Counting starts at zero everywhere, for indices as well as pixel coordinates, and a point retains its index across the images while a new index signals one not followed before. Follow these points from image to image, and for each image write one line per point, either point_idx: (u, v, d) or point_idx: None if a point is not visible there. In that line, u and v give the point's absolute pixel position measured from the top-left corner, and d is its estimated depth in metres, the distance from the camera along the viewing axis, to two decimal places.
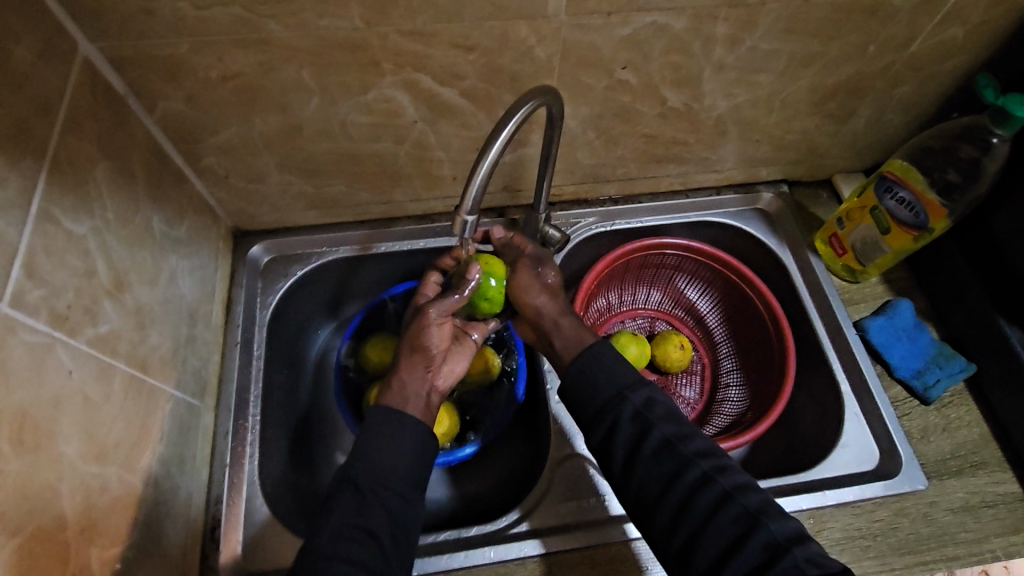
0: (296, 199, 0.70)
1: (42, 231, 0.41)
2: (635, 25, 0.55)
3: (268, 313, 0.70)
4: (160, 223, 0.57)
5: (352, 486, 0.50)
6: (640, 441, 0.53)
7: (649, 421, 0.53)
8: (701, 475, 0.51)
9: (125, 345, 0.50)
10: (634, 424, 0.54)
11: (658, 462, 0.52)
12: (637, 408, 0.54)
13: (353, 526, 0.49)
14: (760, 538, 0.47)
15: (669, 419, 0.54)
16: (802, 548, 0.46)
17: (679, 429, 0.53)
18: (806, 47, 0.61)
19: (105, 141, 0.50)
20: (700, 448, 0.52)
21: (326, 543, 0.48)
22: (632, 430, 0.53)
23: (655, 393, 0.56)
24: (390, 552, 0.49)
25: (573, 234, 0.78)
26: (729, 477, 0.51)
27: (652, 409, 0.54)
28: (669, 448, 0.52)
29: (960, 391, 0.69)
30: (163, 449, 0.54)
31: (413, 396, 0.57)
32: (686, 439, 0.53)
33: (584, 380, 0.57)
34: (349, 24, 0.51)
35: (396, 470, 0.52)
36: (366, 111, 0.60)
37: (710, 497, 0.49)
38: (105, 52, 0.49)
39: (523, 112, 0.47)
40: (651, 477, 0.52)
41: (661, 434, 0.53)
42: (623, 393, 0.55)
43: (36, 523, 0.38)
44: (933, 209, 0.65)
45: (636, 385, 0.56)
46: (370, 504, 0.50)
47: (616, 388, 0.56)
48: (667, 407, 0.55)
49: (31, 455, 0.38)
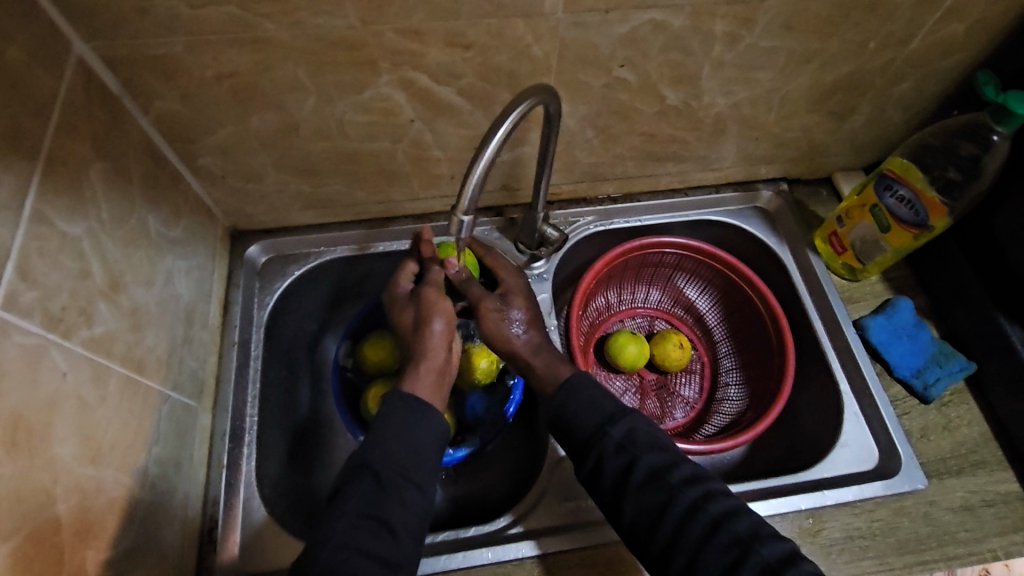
0: (293, 199, 0.70)
1: (35, 232, 0.41)
2: (633, 22, 0.55)
3: (265, 312, 0.70)
4: (156, 224, 0.57)
5: (369, 475, 0.50)
6: (626, 472, 0.53)
7: (634, 451, 0.53)
8: (690, 504, 0.50)
9: (120, 346, 0.49)
10: (620, 455, 0.53)
11: (647, 493, 0.52)
12: (620, 440, 0.54)
13: (370, 518, 0.48)
14: (752, 565, 0.47)
15: (655, 448, 0.54)
16: (796, 569, 0.46)
17: (664, 457, 0.53)
18: (805, 45, 0.60)
19: (100, 140, 0.50)
20: (687, 475, 0.52)
21: (342, 534, 0.47)
22: (618, 461, 0.53)
23: (638, 421, 0.55)
24: (403, 544, 0.49)
25: (572, 233, 0.78)
26: (718, 503, 0.50)
27: (635, 438, 0.54)
28: (655, 478, 0.52)
29: (960, 390, 0.68)
30: (160, 450, 0.53)
31: (437, 376, 0.56)
32: (673, 466, 0.53)
33: (567, 414, 0.56)
34: (344, 23, 0.50)
35: (415, 462, 0.51)
36: (363, 110, 0.59)
37: (700, 526, 0.49)
38: (99, 51, 0.49)
39: (520, 111, 0.47)
40: (641, 507, 0.52)
41: (646, 465, 0.52)
42: (606, 424, 0.55)
43: (31, 526, 0.37)
44: (934, 207, 0.64)
45: (617, 415, 0.55)
46: (387, 499, 0.49)
47: (599, 418, 0.55)
48: (651, 433, 0.55)
49: (25, 458, 0.38)
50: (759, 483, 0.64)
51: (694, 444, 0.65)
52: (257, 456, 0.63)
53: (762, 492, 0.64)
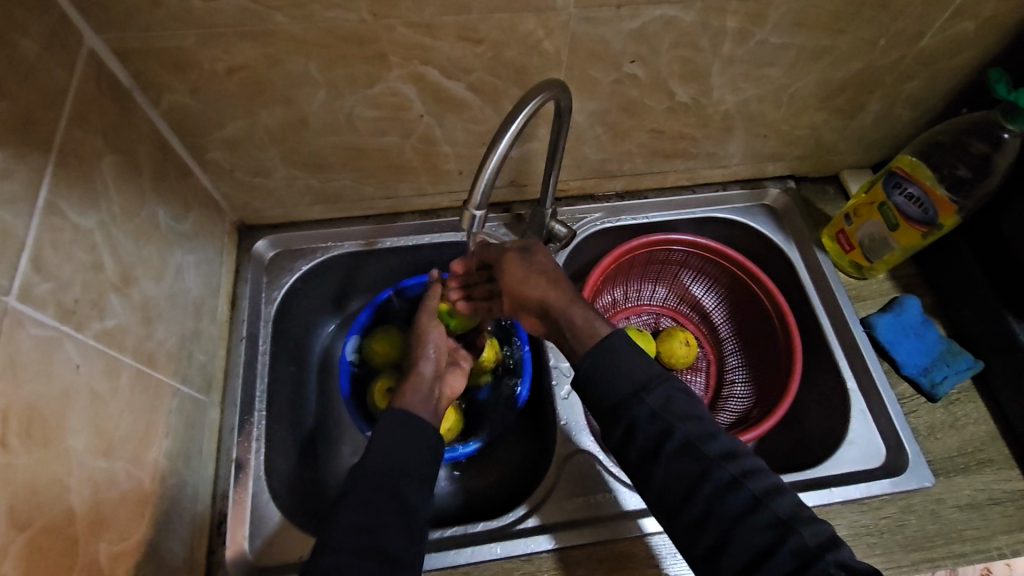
0: (301, 193, 0.70)
1: (49, 224, 0.41)
2: (644, 18, 0.54)
3: (273, 308, 0.70)
4: (166, 217, 0.57)
5: (364, 480, 0.50)
6: (661, 442, 0.51)
7: (669, 420, 0.52)
8: (726, 478, 0.49)
9: (131, 340, 0.49)
10: (654, 422, 0.52)
11: (681, 463, 0.50)
12: (655, 407, 0.52)
13: (368, 515, 0.48)
14: (788, 545, 0.45)
15: (692, 418, 0.52)
16: (835, 554, 0.44)
17: (702, 429, 0.51)
18: (815, 42, 0.60)
19: (112, 133, 0.50)
20: (725, 449, 0.50)
21: (341, 536, 0.47)
22: (652, 429, 0.52)
23: (676, 389, 0.53)
24: (399, 539, 0.48)
25: (579, 229, 0.78)
26: (758, 479, 0.49)
27: (671, 407, 0.52)
28: (690, 449, 0.50)
29: (967, 387, 0.68)
30: (170, 444, 0.53)
31: (423, 395, 0.59)
32: (710, 439, 0.51)
33: (599, 377, 0.54)
34: (356, 16, 0.50)
35: (410, 462, 0.52)
36: (373, 105, 0.59)
37: (737, 502, 0.48)
38: (111, 44, 0.49)
39: (531, 106, 0.47)
40: (670, 479, 0.50)
41: (682, 435, 0.51)
42: (642, 388, 0.53)
43: (45, 517, 0.37)
44: (942, 205, 0.64)
45: (652, 382, 0.53)
46: (382, 494, 0.50)
47: (633, 384, 0.53)
48: (688, 402, 0.53)
49: (40, 449, 0.38)
50: None
51: None
52: (266, 451, 0.63)
53: None
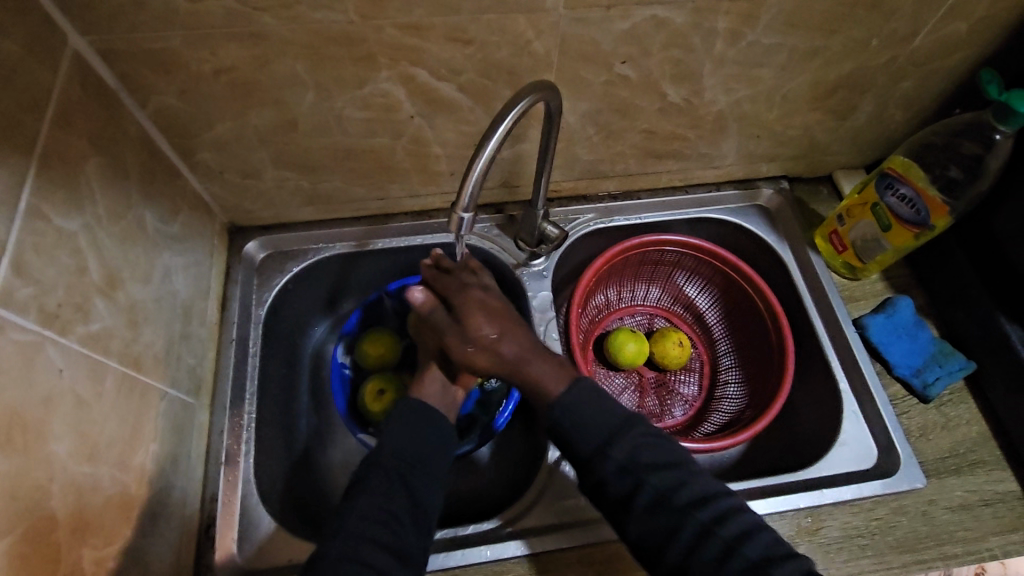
0: (292, 194, 0.69)
1: (31, 228, 0.41)
2: (634, 19, 0.54)
3: (264, 309, 0.69)
4: (154, 219, 0.57)
5: (380, 469, 0.52)
6: (631, 496, 0.52)
7: (638, 473, 0.52)
8: (700, 527, 0.50)
9: (118, 343, 0.49)
10: (624, 478, 0.52)
11: (653, 515, 0.51)
12: (623, 461, 0.53)
13: (381, 510, 0.49)
14: None
15: (659, 468, 0.52)
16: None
17: (671, 479, 0.52)
18: (807, 42, 0.60)
19: (97, 136, 0.49)
20: (695, 496, 0.51)
21: (355, 526, 0.48)
22: (622, 483, 0.52)
23: (641, 438, 0.54)
24: (409, 534, 0.50)
25: (572, 230, 0.77)
26: (729, 525, 0.50)
27: (638, 459, 0.53)
28: (660, 501, 0.51)
29: (959, 388, 0.68)
30: (157, 448, 0.53)
31: (442, 384, 0.60)
32: (679, 487, 0.52)
33: (567, 435, 0.55)
34: (343, 17, 0.50)
35: (427, 459, 0.53)
36: (363, 106, 0.59)
37: (712, 550, 0.49)
38: (96, 45, 0.49)
39: (520, 108, 0.47)
40: (648, 528, 0.51)
41: (653, 486, 0.51)
42: (608, 442, 0.53)
43: (27, 524, 0.37)
44: (934, 206, 0.64)
45: (618, 434, 0.54)
46: (396, 490, 0.51)
47: (598, 438, 0.54)
48: (654, 449, 0.53)
49: (20, 455, 0.37)
50: (758, 481, 0.64)
51: (694, 442, 0.65)
52: (256, 454, 0.62)
53: (760, 491, 0.64)
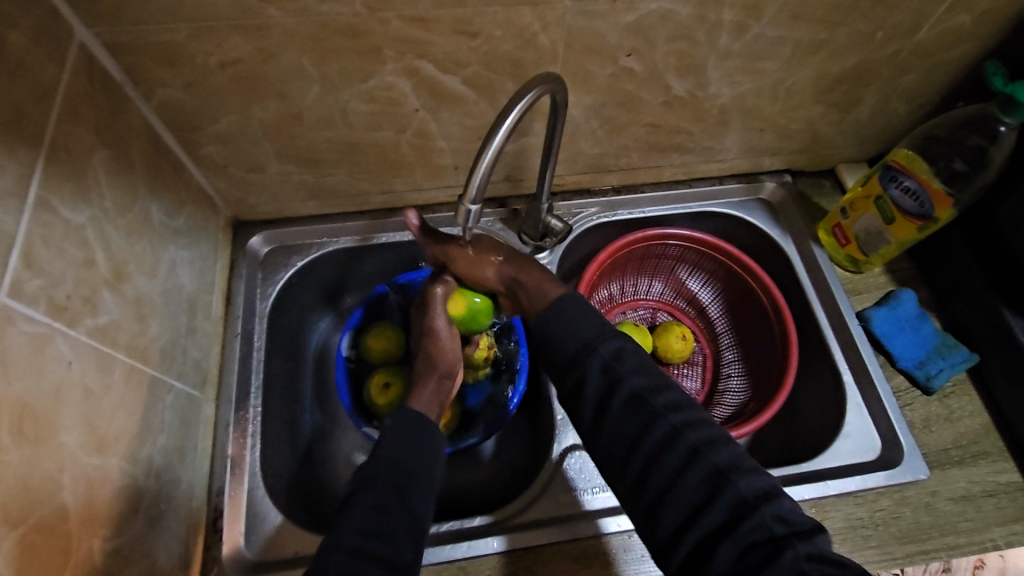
0: (296, 188, 0.69)
1: (39, 220, 0.41)
2: (640, 11, 0.54)
3: (268, 303, 0.69)
4: (159, 212, 0.57)
5: (377, 482, 0.50)
6: (609, 395, 0.53)
7: (618, 375, 0.54)
8: (670, 429, 0.51)
9: (124, 336, 0.49)
10: (604, 377, 0.54)
11: (627, 417, 0.52)
12: (606, 359, 0.55)
13: (379, 521, 0.48)
14: (727, 496, 0.47)
15: (640, 371, 0.54)
16: (771, 506, 0.46)
17: (648, 381, 0.54)
18: (812, 35, 0.60)
19: (104, 128, 0.49)
20: (669, 403, 0.52)
21: (352, 537, 0.46)
22: (601, 383, 0.54)
23: (626, 343, 0.56)
24: (405, 548, 0.48)
25: (575, 224, 0.77)
26: (699, 432, 0.51)
27: (621, 362, 0.55)
28: (636, 402, 0.52)
29: (962, 380, 0.69)
30: (165, 441, 0.53)
31: (433, 394, 0.60)
32: (657, 392, 0.53)
33: (552, 334, 0.58)
34: (350, 9, 0.50)
35: (423, 472, 0.52)
36: (368, 100, 0.59)
37: (679, 453, 0.49)
38: (102, 37, 0.49)
39: (527, 100, 0.47)
40: (620, 431, 0.52)
41: (630, 388, 0.53)
42: (593, 343, 0.56)
43: (38, 515, 0.37)
44: (938, 198, 0.64)
45: (603, 337, 0.56)
46: (394, 503, 0.50)
47: (582, 340, 0.56)
48: (637, 358, 0.55)
49: (32, 447, 0.37)
50: (762, 473, 0.65)
51: None
52: (262, 449, 0.62)
53: None
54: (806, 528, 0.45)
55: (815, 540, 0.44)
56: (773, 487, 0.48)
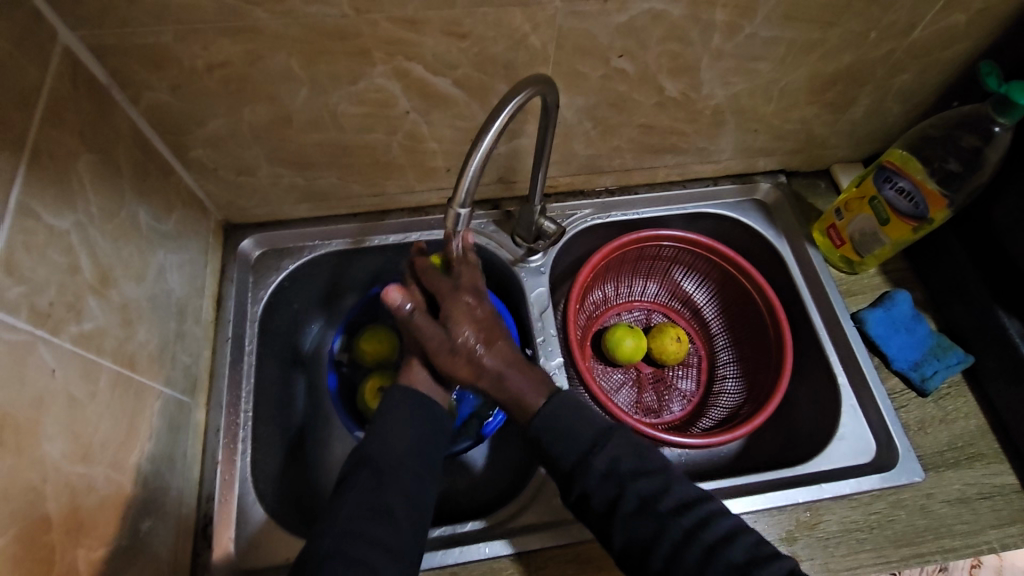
0: (287, 191, 0.69)
1: (22, 226, 0.40)
2: (632, 12, 0.54)
3: (260, 307, 0.69)
4: (147, 217, 0.56)
5: (369, 467, 0.51)
6: (615, 502, 0.51)
7: (622, 480, 0.51)
8: (684, 531, 0.49)
9: (111, 342, 0.49)
10: (608, 485, 0.52)
11: (638, 523, 0.50)
12: (605, 467, 0.52)
13: (372, 504, 0.49)
14: None
15: (642, 473, 0.52)
16: None
17: (653, 484, 0.51)
18: (805, 35, 0.59)
19: (89, 133, 0.49)
20: (678, 502, 0.51)
21: (346, 521, 0.48)
22: (605, 492, 0.51)
23: (621, 447, 0.53)
24: (404, 529, 0.49)
25: (569, 226, 0.77)
26: (712, 528, 0.49)
27: (619, 465, 0.52)
28: (645, 508, 0.50)
29: (957, 382, 0.68)
30: (153, 447, 0.53)
31: (432, 372, 0.59)
32: (662, 493, 0.51)
33: (546, 446, 0.54)
34: (338, 11, 0.49)
35: (417, 453, 0.53)
36: (357, 102, 0.58)
37: (696, 554, 0.48)
38: (86, 40, 0.48)
39: (516, 102, 0.46)
40: (634, 535, 0.50)
41: (635, 493, 0.51)
42: (589, 451, 0.53)
43: (20, 526, 0.37)
44: (933, 199, 0.64)
45: (598, 445, 0.53)
46: (388, 486, 0.51)
47: (580, 449, 0.53)
48: (636, 458, 0.53)
49: (13, 456, 0.37)
50: (756, 475, 0.64)
51: (691, 437, 0.64)
52: (253, 453, 0.62)
53: (758, 485, 0.64)
54: None
55: None
56: (793, 571, 0.47)
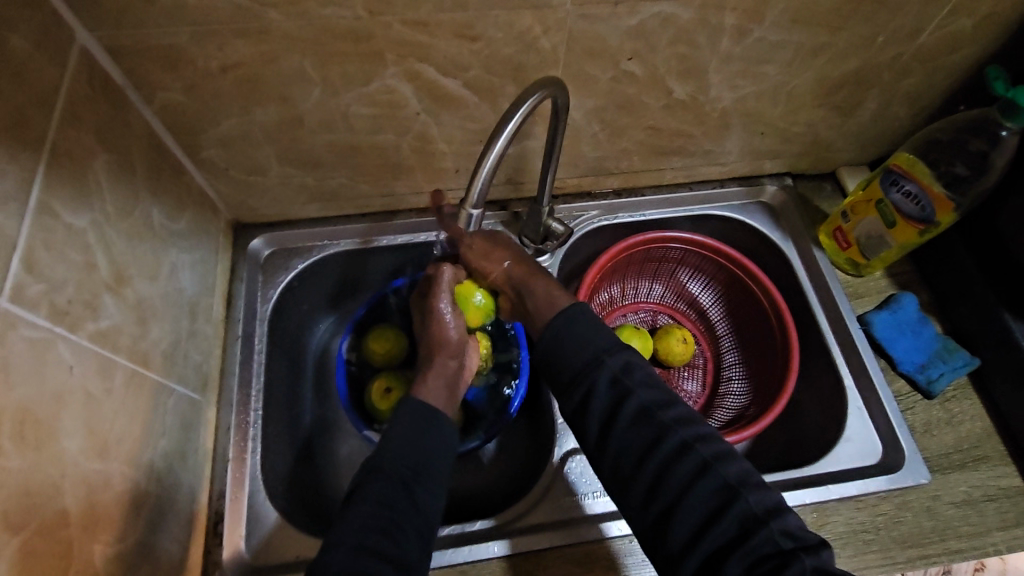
0: (296, 191, 0.69)
1: (41, 224, 0.41)
2: (642, 15, 0.54)
3: (269, 306, 0.69)
4: (160, 216, 0.57)
5: (381, 476, 0.51)
6: (617, 406, 0.53)
7: (626, 387, 0.54)
8: (679, 444, 0.51)
9: (126, 339, 0.49)
10: (612, 389, 0.54)
11: (635, 430, 0.52)
12: (615, 371, 0.55)
13: (382, 516, 0.49)
14: (737, 511, 0.47)
15: (648, 386, 0.54)
16: (780, 523, 0.46)
17: (658, 395, 0.54)
18: (814, 39, 0.60)
19: (104, 132, 0.49)
20: (679, 416, 0.53)
21: (355, 533, 0.47)
22: (609, 396, 0.54)
23: (636, 357, 0.56)
24: (413, 544, 0.49)
25: (576, 227, 0.78)
26: (709, 445, 0.51)
27: (630, 371, 0.55)
28: (646, 415, 0.52)
29: (962, 384, 0.69)
30: (166, 444, 0.53)
31: (444, 384, 0.60)
32: (667, 405, 0.53)
33: (558, 344, 0.57)
34: (351, 13, 0.50)
35: (428, 468, 0.53)
36: (368, 103, 0.59)
37: (689, 467, 0.50)
38: (103, 41, 0.49)
39: (529, 104, 0.47)
40: (626, 446, 0.52)
41: (638, 402, 0.53)
42: (599, 358, 0.55)
43: (39, 521, 0.37)
44: (940, 202, 0.64)
45: (612, 349, 0.56)
46: (400, 498, 0.51)
47: (592, 350, 0.56)
48: (645, 369, 0.55)
49: (33, 452, 0.37)
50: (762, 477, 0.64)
51: None
52: (263, 451, 0.62)
53: None
54: (815, 542, 0.46)
55: (824, 555, 0.45)
56: (781, 504, 0.48)
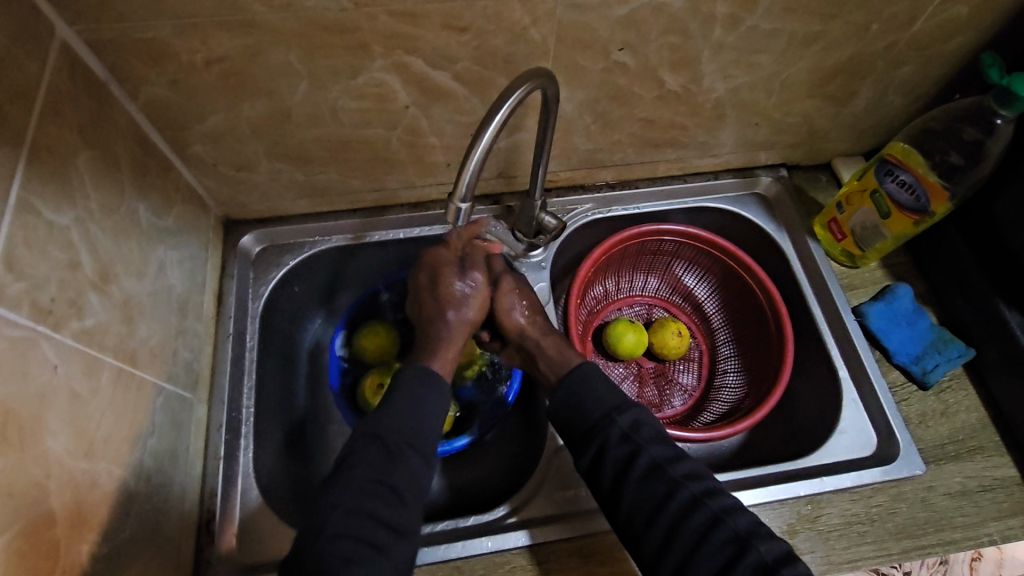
0: (286, 186, 0.68)
1: (22, 222, 0.40)
2: (632, 4, 0.53)
3: (260, 303, 0.69)
4: (147, 213, 0.56)
5: (379, 444, 0.52)
6: (629, 463, 0.53)
7: (637, 443, 0.54)
8: (689, 498, 0.51)
9: (112, 338, 0.49)
10: (623, 445, 0.54)
11: (648, 486, 0.52)
12: (625, 429, 0.55)
13: (378, 483, 0.50)
14: (749, 562, 0.48)
15: (658, 441, 0.55)
16: (789, 569, 0.47)
17: (668, 450, 0.54)
18: (807, 27, 0.59)
19: (88, 128, 0.49)
20: (688, 471, 0.53)
21: (352, 499, 0.49)
22: (621, 451, 0.54)
23: (643, 413, 0.56)
24: (407, 510, 0.51)
25: (570, 220, 0.77)
26: (718, 499, 0.52)
27: (640, 429, 0.55)
28: (657, 470, 0.53)
29: (958, 375, 0.68)
30: (155, 443, 0.53)
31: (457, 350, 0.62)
32: (676, 460, 0.54)
33: (573, 403, 0.58)
34: (336, 5, 0.49)
35: (426, 433, 0.54)
36: (356, 97, 0.58)
37: (700, 521, 0.50)
38: (83, 35, 0.48)
39: (517, 96, 0.46)
40: (640, 499, 0.52)
41: (650, 455, 0.54)
42: (613, 411, 0.56)
43: (24, 522, 0.37)
44: (935, 192, 0.64)
45: (623, 405, 0.57)
46: (398, 464, 0.51)
47: (604, 408, 0.56)
48: (654, 426, 0.56)
49: (16, 452, 0.37)
50: (758, 470, 0.64)
51: (694, 431, 0.64)
52: (255, 448, 0.62)
53: (759, 480, 0.64)
54: None
55: None
56: (790, 553, 0.49)
